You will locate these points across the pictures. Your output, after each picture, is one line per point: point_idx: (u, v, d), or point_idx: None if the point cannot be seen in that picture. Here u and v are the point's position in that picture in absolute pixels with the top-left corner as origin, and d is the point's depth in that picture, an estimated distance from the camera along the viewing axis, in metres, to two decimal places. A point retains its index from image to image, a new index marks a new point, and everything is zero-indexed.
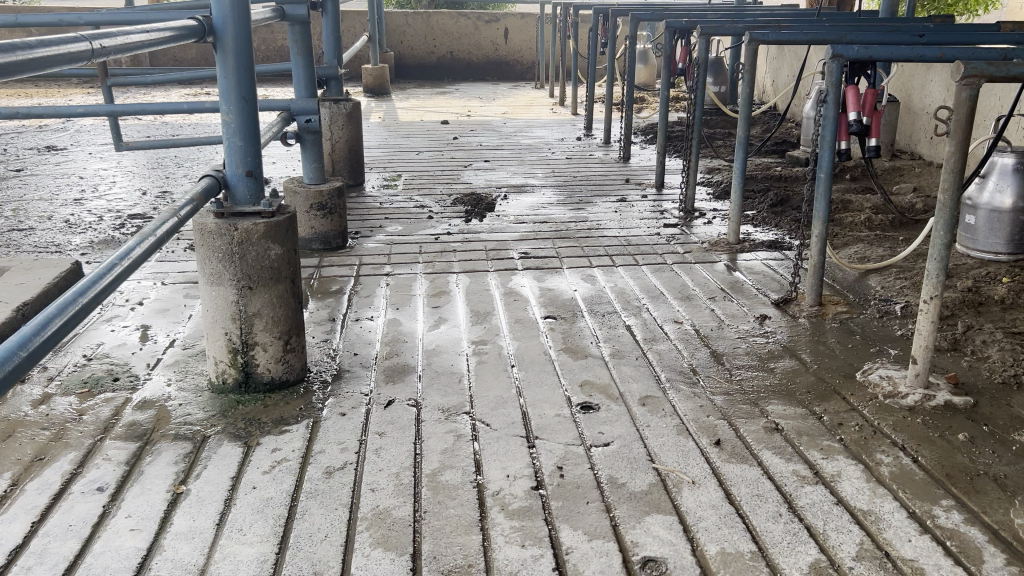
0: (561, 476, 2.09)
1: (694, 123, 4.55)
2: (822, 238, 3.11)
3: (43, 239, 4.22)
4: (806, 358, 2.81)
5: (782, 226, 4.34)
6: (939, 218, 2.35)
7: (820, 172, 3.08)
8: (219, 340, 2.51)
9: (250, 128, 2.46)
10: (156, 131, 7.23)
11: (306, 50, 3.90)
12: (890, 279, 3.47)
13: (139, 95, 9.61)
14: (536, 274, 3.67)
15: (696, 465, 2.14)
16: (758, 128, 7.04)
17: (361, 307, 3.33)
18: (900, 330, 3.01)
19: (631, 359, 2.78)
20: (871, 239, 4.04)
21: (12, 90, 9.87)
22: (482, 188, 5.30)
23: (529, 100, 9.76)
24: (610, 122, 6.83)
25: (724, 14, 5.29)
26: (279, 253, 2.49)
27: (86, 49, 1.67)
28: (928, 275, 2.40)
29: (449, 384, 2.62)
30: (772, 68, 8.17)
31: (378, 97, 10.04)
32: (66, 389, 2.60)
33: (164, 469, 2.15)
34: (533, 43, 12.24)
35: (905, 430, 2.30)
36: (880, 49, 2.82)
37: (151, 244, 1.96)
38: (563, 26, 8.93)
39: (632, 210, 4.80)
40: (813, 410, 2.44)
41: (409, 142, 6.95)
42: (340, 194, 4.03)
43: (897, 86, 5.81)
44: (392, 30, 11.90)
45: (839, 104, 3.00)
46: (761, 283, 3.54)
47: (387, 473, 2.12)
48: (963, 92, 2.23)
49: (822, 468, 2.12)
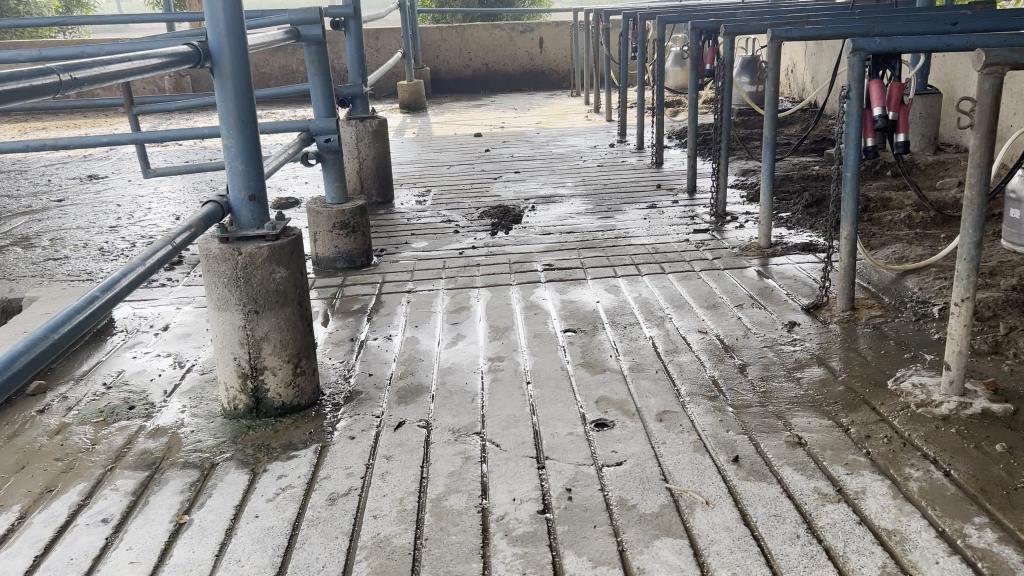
0: (570, 499, 2.01)
1: (723, 125, 4.43)
2: (850, 240, 2.98)
3: (76, 267, 4.30)
4: (835, 367, 2.68)
5: (817, 227, 4.20)
6: (966, 216, 2.22)
7: (846, 171, 2.95)
8: (229, 365, 2.49)
9: (252, 151, 2.44)
10: (194, 157, 7.34)
11: (324, 70, 3.87)
12: (929, 280, 3.32)
13: (181, 121, 9.79)
14: (559, 285, 3.60)
15: (711, 484, 2.04)
16: (797, 128, 6.86)
17: (380, 325, 3.29)
18: (937, 334, 2.86)
19: (650, 373, 2.69)
20: (911, 237, 3.88)
21: (62, 121, 10.17)
22: (511, 200, 5.25)
23: (564, 108, 9.70)
24: (643, 127, 6.72)
25: (754, 12, 5.15)
26: (285, 276, 2.47)
27: (54, 83, 1.58)
28: (958, 276, 2.27)
29: (461, 404, 2.56)
30: (811, 65, 7.98)
31: (414, 113, 10.08)
32: (83, 418, 2.60)
33: (169, 499, 2.13)
34: (568, 51, 12.18)
35: (937, 441, 2.17)
36: (902, 40, 2.68)
37: (139, 274, 1.94)
38: (596, 32, 8.85)
39: (662, 216, 4.70)
40: (840, 421, 2.32)
41: (442, 156, 6.94)
42: (362, 212, 4.01)
43: (940, 78, 5.59)
44: (428, 45, 11.97)
45: (862, 99, 2.87)
46: (791, 288, 3.42)
47: (391, 498, 2.07)
48: (985, 81, 2.11)
49: (845, 485, 2.01)
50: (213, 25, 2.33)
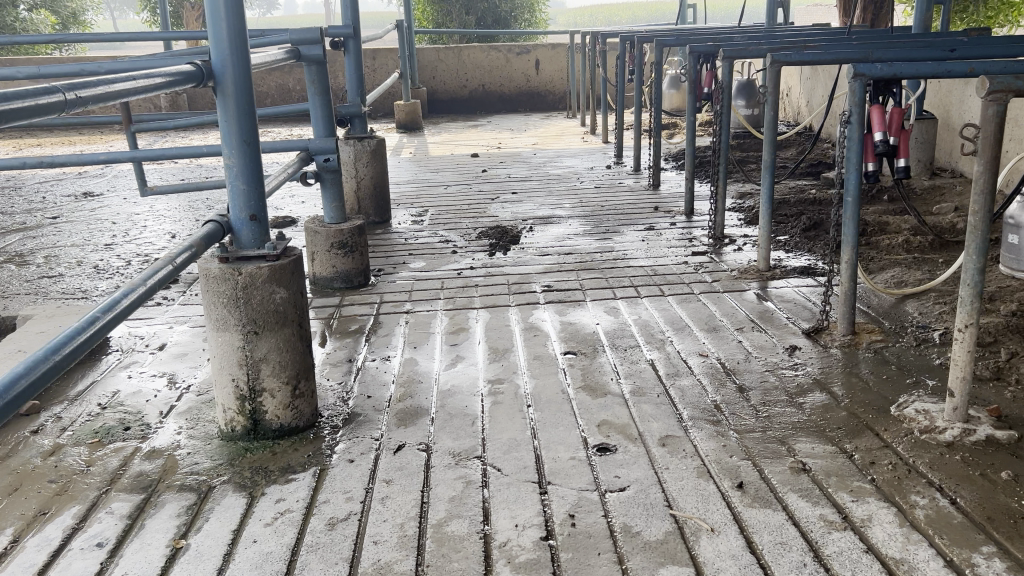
0: (573, 526, 1.99)
1: (721, 148, 4.43)
2: (851, 264, 2.98)
3: (71, 285, 4.27)
4: (838, 392, 2.67)
5: (816, 251, 4.20)
6: (969, 241, 2.22)
7: (847, 195, 2.95)
8: (226, 387, 2.47)
9: (253, 171, 2.43)
10: (190, 175, 7.33)
11: (324, 90, 3.88)
12: (929, 305, 3.32)
13: (177, 139, 9.79)
14: (558, 307, 3.59)
15: (716, 510, 2.02)
16: (793, 151, 6.89)
17: (378, 346, 3.27)
18: (938, 359, 2.86)
19: (652, 397, 2.67)
20: (909, 262, 3.88)
21: (57, 138, 10.15)
22: (509, 221, 5.24)
23: (560, 130, 9.74)
24: (640, 149, 6.73)
25: (751, 36, 5.18)
26: (285, 296, 2.45)
27: (59, 101, 1.57)
28: (961, 302, 2.26)
29: (461, 427, 2.53)
30: (806, 89, 8.03)
31: (410, 133, 10.10)
32: (77, 440, 2.57)
33: (165, 523, 2.10)
34: (564, 73, 12.25)
35: (942, 469, 2.16)
36: (903, 66, 2.69)
37: (140, 295, 1.92)
38: (593, 54, 8.89)
39: (660, 238, 4.70)
40: (843, 447, 2.30)
41: (439, 176, 6.94)
42: (361, 232, 4.00)
43: (935, 103, 5.63)
44: (425, 65, 12.00)
45: (863, 125, 2.88)
46: (791, 312, 3.41)
47: (391, 524, 2.04)
48: (989, 108, 2.11)
49: (851, 512, 1.99)
50: (216, 45, 2.32)
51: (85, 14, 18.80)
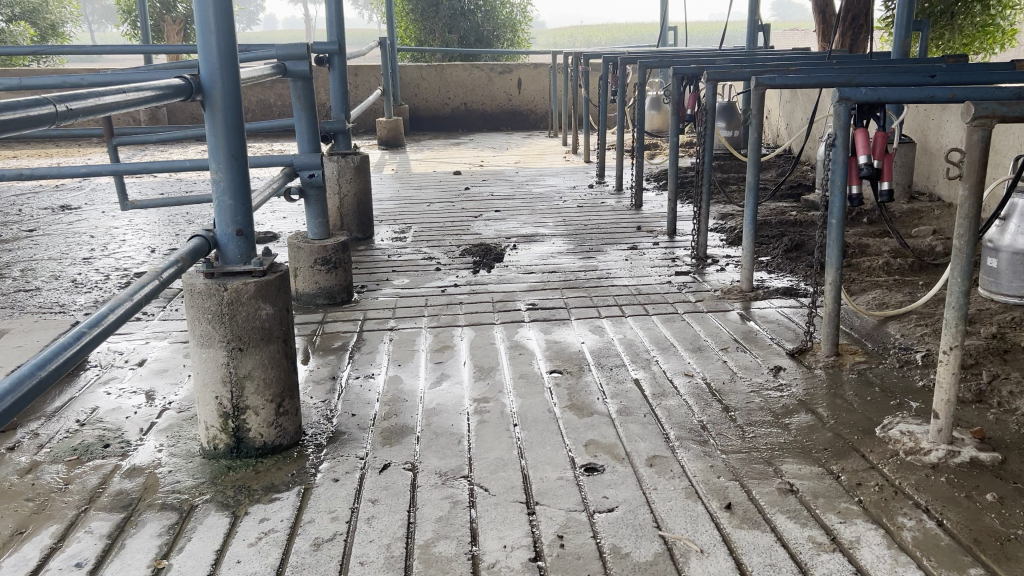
0: (561, 547, 1.97)
1: (704, 170, 4.46)
2: (835, 286, 3.00)
3: (48, 299, 4.21)
4: (823, 413, 2.68)
5: (797, 272, 4.23)
6: (954, 265, 2.24)
7: (832, 218, 2.98)
8: (210, 404, 2.43)
9: (241, 186, 2.41)
10: (170, 189, 7.28)
11: (309, 105, 3.86)
12: (911, 326, 3.35)
13: (156, 153, 9.71)
14: (543, 325, 3.58)
15: (705, 531, 2.02)
16: (773, 173, 6.96)
17: (362, 364, 3.24)
18: (921, 381, 2.88)
19: (639, 417, 2.67)
20: (890, 284, 3.92)
21: (33, 150, 10.04)
22: (492, 239, 5.24)
23: (542, 148, 9.77)
24: (622, 169, 6.77)
25: (733, 60, 5.24)
26: (270, 312, 2.42)
27: (50, 113, 1.56)
28: (946, 324, 2.28)
29: (447, 446, 2.51)
30: (786, 112, 8.12)
31: (392, 149, 10.09)
32: (55, 457, 2.52)
33: (146, 543, 2.06)
34: (546, 93, 12.32)
35: (929, 490, 2.17)
36: (887, 91, 2.72)
37: (126, 310, 1.89)
38: (575, 75, 8.94)
39: (643, 257, 4.72)
40: (830, 469, 2.31)
41: (422, 193, 6.93)
42: (345, 249, 3.98)
43: (912, 128, 5.72)
44: (407, 83, 12.00)
45: (848, 148, 2.91)
46: (775, 333, 3.43)
47: (377, 544, 2.02)
48: (975, 133, 2.15)
49: (840, 534, 1.99)
50: (205, 58, 2.30)
51: (64, 26, 18.69)
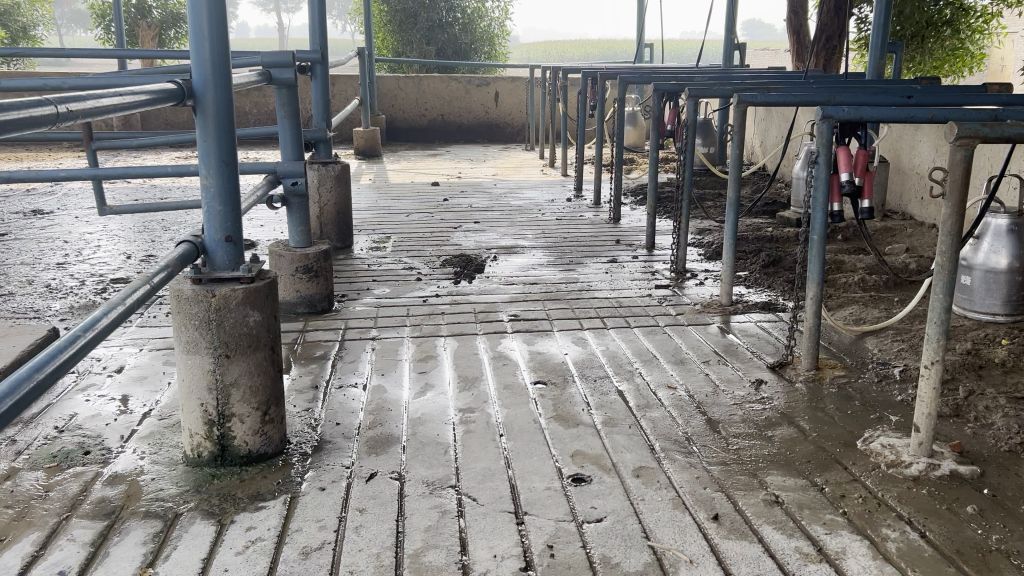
0: (552, 556, 1.97)
1: (683, 184, 4.50)
2: (816, 301, 3.04)
3: (22, 304, 4.14)
4: (804, 426, 2.71)
5: (775, 287, 4.29)
6: (936, 281, 2.29)
7: (813, 233, 3.02)
8: (194, 411, 2.41)
9: (230, 192, 2.40)
10: (145, 195, 7.20)
11: (293, 113, 3.85)
12: (888, 341, 3.41)
13: (129, 158, 9.61)
14: (526, 337, 3.59)
15: (693, 542, 2.03)
16: (749, 189, 7.05)
17: (345, 373, 3.23)
18: (900, 395, 2.92)
19: (624, 428, 2.68)
20: (866, 300, 3.99)
21: (2, 154, 9.89)
22: (472, 250, 5.24)
23: (520, 161, 9.82)
24: (600, 182, 6.81)
25: (712, 77, 5.30)
26: (258, 319, 2.41)
27: (51, 114, 1.57)
28: (928, 339, 2.33)
29: (434, 455, 2.51)
30: (761, 129, 8.24)
31: (370, 159, 10.07)
32: (34, 464, 2.48)
33: (131, 551, 2.03)
34: (523, 106, 12.40)
35: (911, 502, 2.20)
36: (869, 110, 2.77)
37: (120, 313, 1.88)
38: (554, 88, 9.00)
39: (623, 270, 4.75)
40: (814, 480, 2.34)
41: (400, 203, 6.93)
42: (326, 257, 3.96)
43: (885, 148, 5.83)
44: (384, 93, 12.00)
45: (830, 165, 2.96)
46: (755, 346, 3.47)
47: (367, 553, 2.01)
48: (957, 153, 2.20)
49: (826, 545, 2.01)
50: (198, 63, 2.29)
51: (35, 29, 18.49)
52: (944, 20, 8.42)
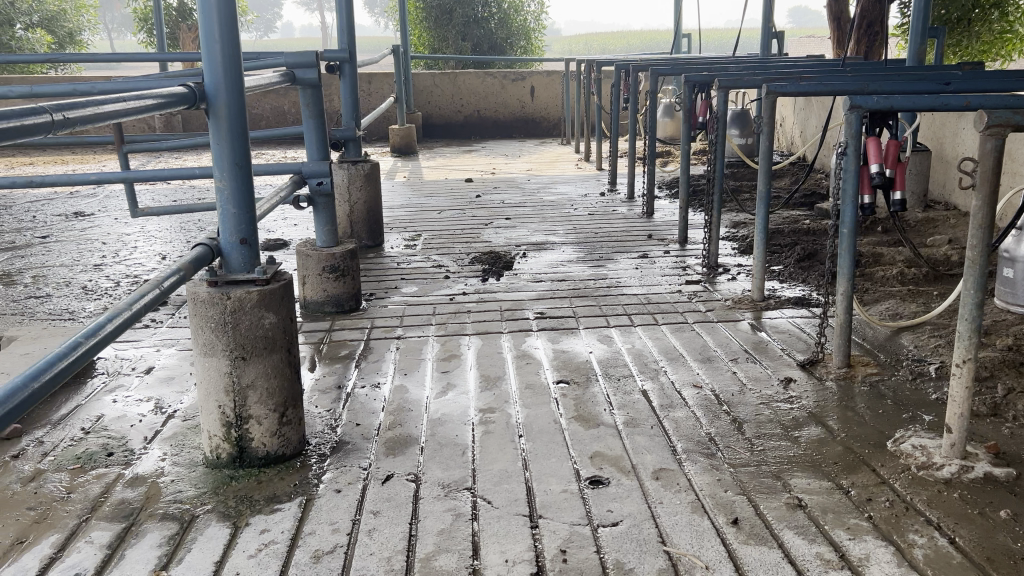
0: (564, 562, 1.94)
1: (714, 177, 4.40)
2: (846, 296, 2.95)
3: (58, 305, 4.22)
4: (832, 426, 2.63)
5: (810, 282, 4.19)
6: (968, 276, 2.20)
7: (843, 227, 2.93)
8: (213, 413, 2.42)
9: (244, 195, 2.40)
10: (183, 196, 7.30)
11: (317, 113, 3.84)
12: (925, 338, 3.30)
13: (170, 160, 9.76)
14: (551, 335, 3.55)
15: (711, 547, 1.98)
16: (786, 181, 6.91)
17: (369, 372, 3.22)
18: (935, 394, 2.82)
19: (645, 429, 2.63)
20: (903, 294, 3.87)
21: (49, 158, 10.11)
22: (502, 247, 5.22)
23: (554, 156, 9.78)
24: (634, 176, 6.74)
25: (746, 67, 5.18)
26: (274, 321, 2.40)
27: (46, 122, 1.49)
28: (960, 336, 2.23)
29: (451, 457, 2.49)
30: (800, 119, 8.06)
31: (405, 157, 10.10)
32: (58, 465, 2.51)
33: (146, 553, 2.04)
34: (559, 100, 12.33)
35: (941, 506, 2.12)
36: (901, 99, 2.66)
37: (125, 319, 1.88)
38: (587, 82, 8.93)
39: (654, 266, 4.68)
40: (840, 483, 2.27)
41: (433, 200, 6.93)
42: (353, 256, 3.96)
43: (928, 136, 5.66)
44: (420, 90, 12.02)
45: (859, 156, 2.87)
46: (786, 343, 3.39)
47: (378, 557, 1.99)
48: (988, 142, 2.11)
49: (849, 551, 1.95)
50: (210, 68, 2.29)
51: (81, 34, 18.86)
52: (992, 3, 8.14)
